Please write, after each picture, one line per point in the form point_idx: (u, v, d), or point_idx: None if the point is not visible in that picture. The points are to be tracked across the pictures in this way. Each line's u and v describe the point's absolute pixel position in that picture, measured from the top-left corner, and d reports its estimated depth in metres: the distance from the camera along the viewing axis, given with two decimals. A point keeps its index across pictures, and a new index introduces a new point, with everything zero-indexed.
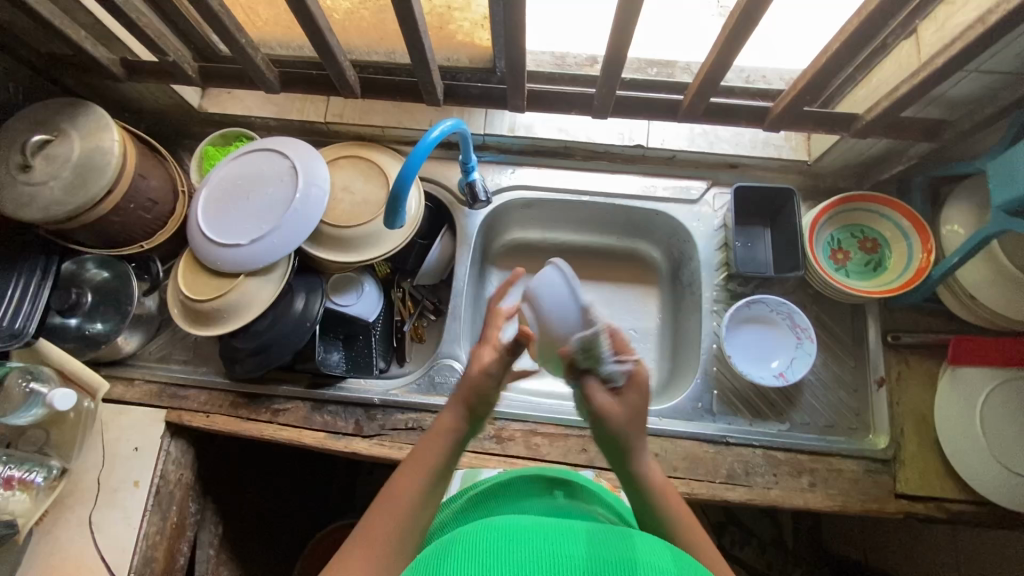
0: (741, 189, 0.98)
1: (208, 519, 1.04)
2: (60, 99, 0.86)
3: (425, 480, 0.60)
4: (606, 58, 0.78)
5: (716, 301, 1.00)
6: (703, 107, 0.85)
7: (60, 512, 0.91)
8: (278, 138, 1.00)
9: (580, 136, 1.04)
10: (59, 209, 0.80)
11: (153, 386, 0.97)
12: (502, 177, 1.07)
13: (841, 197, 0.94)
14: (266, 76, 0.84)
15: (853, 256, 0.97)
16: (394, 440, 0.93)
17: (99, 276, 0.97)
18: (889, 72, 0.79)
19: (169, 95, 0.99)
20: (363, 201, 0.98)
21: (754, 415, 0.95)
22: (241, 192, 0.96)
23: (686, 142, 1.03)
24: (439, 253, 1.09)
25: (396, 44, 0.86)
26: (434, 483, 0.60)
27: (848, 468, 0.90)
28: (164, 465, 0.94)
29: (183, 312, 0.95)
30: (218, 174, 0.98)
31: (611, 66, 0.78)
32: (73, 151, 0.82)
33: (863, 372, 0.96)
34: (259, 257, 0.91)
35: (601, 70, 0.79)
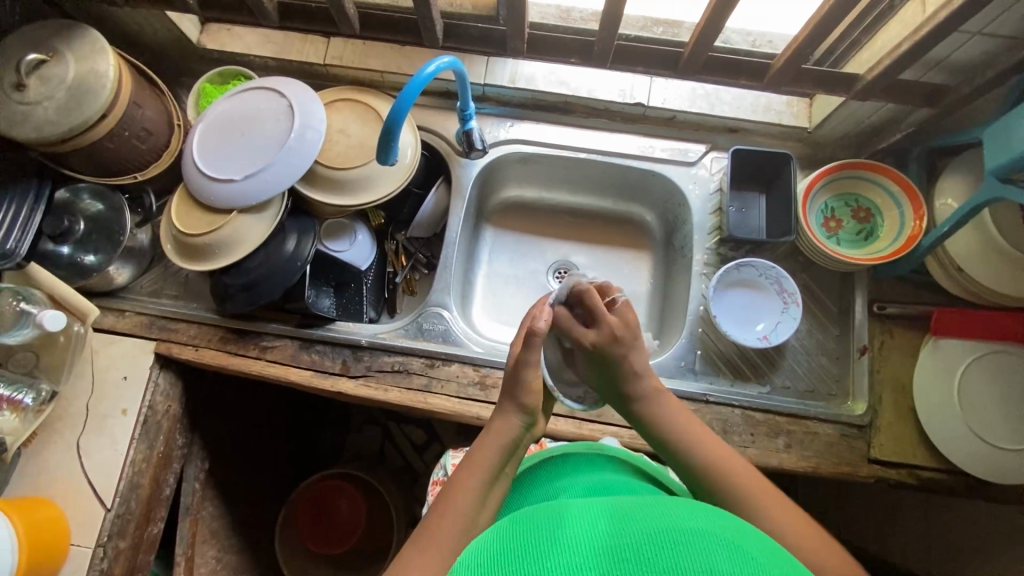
0: (738, 152, 0.98)
1: (195, 455, 1.06)
2: (55, 21, 0.85)
3: (483, 479, 0.65)
4: (607, 6, 0.76)
5: (707, 264, 1.01)
6: (704, 58, 0.84)
7: (49, 435, 0.92)
8: (277, 77, 0.99)
9: (580, 90, 1.03)
10: (52, 129, 0.80)
11: (143, 319, 0.98)
12: (500, 130, 1.07)
13: (837, 164, 0.94)
14: (264, 6, 0.81)
15: (846, 225, 0.97)
16: (379, 382, 0.94)
17: (93, 207, 0.97)
18: (895, 32, 0.78)
19: (167, 26, 0.98)
20: (359, 144, 0.98)
21: (735, 376, 0.96)
22: (237, 129, 0.96)
23: (687, 103, 1.02)
24: (433, 205, 1.09)
25: None
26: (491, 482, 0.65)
27: (824, 432, 0.92)
28: (153, 396, 0.95)
29: (175, 247, 0.95)
30: (216, 110, 0.98)
31: (612, 14, 0.77)
32: (68, 73, 0.81)
33: (846, 340, 0.97)
34: (252, 194, 0.91)
35: (602, 18, 0.78)
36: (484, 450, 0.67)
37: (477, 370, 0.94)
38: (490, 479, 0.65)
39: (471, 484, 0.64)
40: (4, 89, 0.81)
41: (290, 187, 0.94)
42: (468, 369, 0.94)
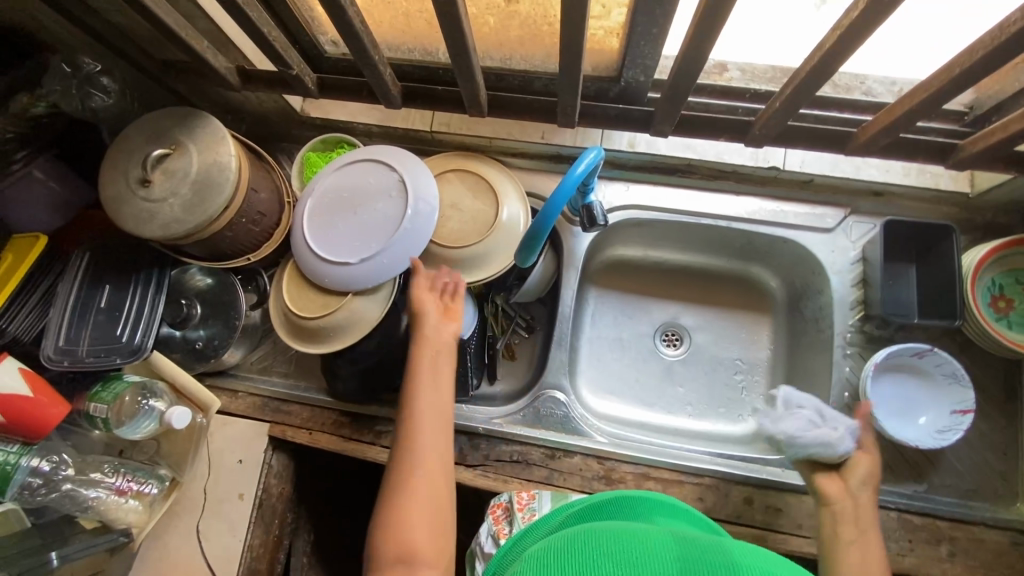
0: (891, 223, 0.88)
1: (302, 528, 1.05)
2: (174, 108, 0.82)
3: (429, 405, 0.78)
4: (795, 83, 0.71)
5: (850, 343, 0.92)
6: (887, 140, 0.77)
7: (169, 519, 0.92)
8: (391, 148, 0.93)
9: (707, 153, 0.95)
10: (179, 226, 0.78)
11: (256, 399, 0.97)
12: (614, 194, 1.00)
13: (1010, 239, 0.83)
14: (390, 91, 0.79)
15: (1017, 305, 0.86)
16: (498, 472, 0.90)
17: (201, 283, 0.95)
18: None
19: (276, 100, 0.95)
20: (472, 220, 0.94)
21: (888, 474, 0.87)
22: (352, 202, 0.90)
23: (828, 166, 0.93)
24: (540, 272, 1.02)
25: (539, 49, 0.84)
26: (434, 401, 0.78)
27: (992, 539, 0.83)
28: (267, 478, 0.94)
29: (286, 325, 0.93)
30: (330, 179, 0.93)
31: (797, 92, 0.71)
32: (191, 166, 0.79)
33: (1014, 434, 0.87)
34: (366, 278, 0.87)
35: (788, 90, 0.71)
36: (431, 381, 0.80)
37: (602, 462, 0.89)
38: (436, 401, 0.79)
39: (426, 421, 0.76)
40: (130, 185, 0.79)
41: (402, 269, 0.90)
42: (591, 461, 0.89)
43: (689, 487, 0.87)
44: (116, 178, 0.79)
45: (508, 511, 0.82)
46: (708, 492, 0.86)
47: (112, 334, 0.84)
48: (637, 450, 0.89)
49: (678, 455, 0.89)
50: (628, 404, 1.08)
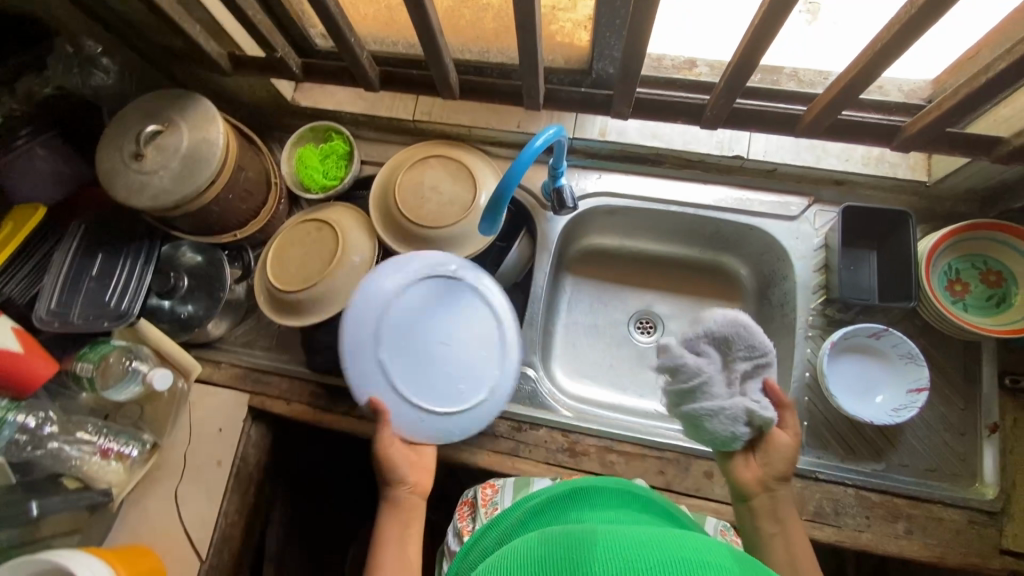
0: (850, 209, 0.91)
1: (280, 502, 1.08)
2: (169, 90, 0.88)
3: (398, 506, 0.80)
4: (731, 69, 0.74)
5: (812, 326, 0.94)
6: (826, 123, 0.79)
7: (150, 484, 0.95)
8: (512, 348, 0.87)
9: (675, 142, 1.00)
10: (168, 197, 0.83)
11: (237, 370, 1.00)
12: (587, 182, 1.04)
13: (965, 224, 0.86)
14: (368, 74, 0.84)
15: (973, 289, 0.88)
16: (467, 444, 0.93)
17: (193, 260, 1.00)
18: None
19: (266, 87, 1.01)
20: (449, 202, 0.97)
21: (848, 452, 0.89)
22: (444, 317, 0.86)
23: (791, 155, 0.96)
24: (517, 255, 1.07)
25: (508, 41, 0.90)
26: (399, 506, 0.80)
27: (949, 518, 0.84)
28: (245, 448, 0.97)
29: (268, 300, 0.97)
30: (476, 291, 0.87)
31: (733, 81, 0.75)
32: (182, 142, 0.84)
33: (972, 416, 0.89)
34: (365, 315, 0.83)
35: (724, 78, 0.75)
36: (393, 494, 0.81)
37: (567, 436, 0.91)
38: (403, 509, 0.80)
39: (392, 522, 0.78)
40: (124, 159, 0.84)
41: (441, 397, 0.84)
42: (557, 434, 0.92)
43: (651, 460, 0.89)
44: (112, 152, 0.85)
45: (472, 507, 0.83)
46: (670, 466, 0.88)
47: (101, 299, 0.89)
48: (602, 425, 0.91)
49: (641, 430, 0.91)
50: (600, 387, 1.10)
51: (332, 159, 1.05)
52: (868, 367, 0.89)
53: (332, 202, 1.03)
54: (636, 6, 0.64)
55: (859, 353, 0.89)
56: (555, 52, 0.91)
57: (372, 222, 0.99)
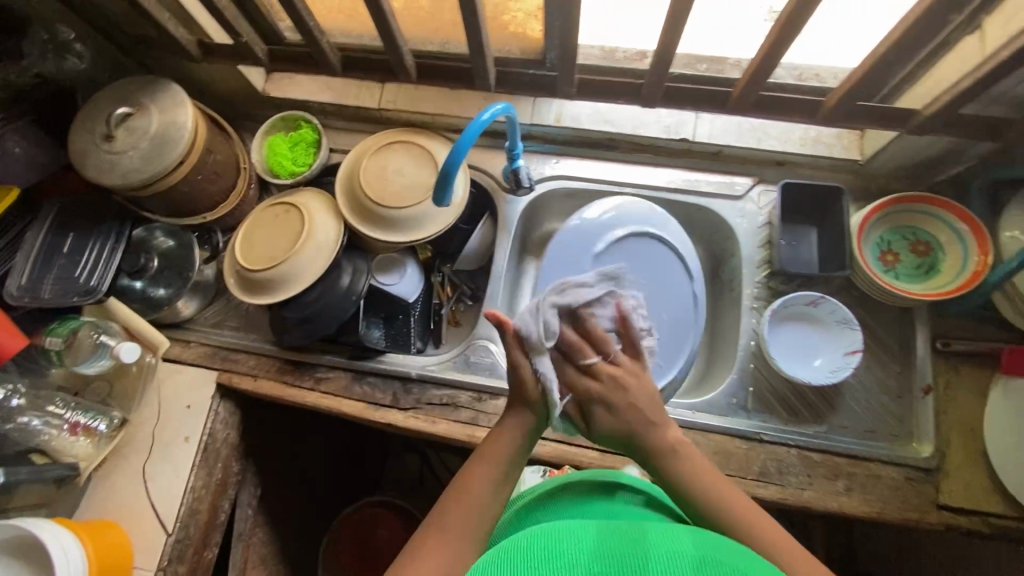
0: (788, 187, 0.97)
1: (249, 481, 1.09)
2: (140, 77, 0.93)
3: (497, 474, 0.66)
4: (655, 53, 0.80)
5: (757, 298, 0.99)
6: (753, 97, 0.84)
7: (118, 460, 0.97)
8: (694, 312, 0.97)
9: (626, 127, 1.05)
10: (136, 175, 0.87)
11: (206, 349, 1.03)
12: (545, 167, 1.09)
13: (894, 197, 0.91)
14: (328, 59, 0.89)
15: (903, 258, 0.94)
16: (428, 414, 0.96)
17: (166, 244, 1.03)
18: (953, 67, 0.77)
19: (236, 77, 1.05)
20: (412, 184, 1.02)
21: (790, 415, 0.93)
22: (652, 286, 0.96)
23: (734, 137, 1.02)
24: (479, 241, 1.11)
25: (450, 35, 0.95)
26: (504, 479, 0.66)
27: (887, 475, 0.88)
28: (213, 424, 0.99)
29: (237, 281, 1.00)
30: (695, 296, 0.97)
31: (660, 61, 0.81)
32: (151, 124, 0.89)
33: (908, 379, 0.93)
34: (583, 239, 0.97)
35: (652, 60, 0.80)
36: (502, 442, 0.68)
37: None
38: (504, 476, 0.66)
39: (485, 472, 0.65)
40: (95, 140, 0.88)
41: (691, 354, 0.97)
42: None
43: None
44: (83, 133, 0.89)
45: None
46: None
47: (71, 275, 0.92)
48: None
49: None
50: None
51: (301, 147, 1.09)
52: (808, 333, 0.94)
53: (301, 186, 1.06)
54: None
55: (799, 320, 0.94)
56: (508, 41, 0.97)
57: (338, 208, 1.02)
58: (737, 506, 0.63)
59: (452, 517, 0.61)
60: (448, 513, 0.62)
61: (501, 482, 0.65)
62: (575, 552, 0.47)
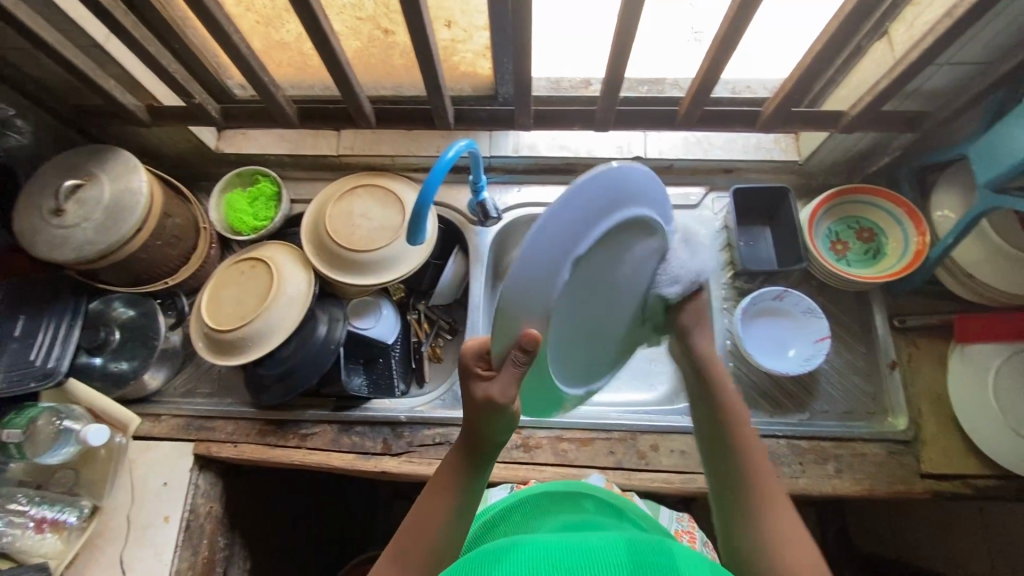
0: (738, 191, 1.03)
1: (237, 555, 1.03)
2: (88, 147, 0.90)
3: (454, 502, 0.59)
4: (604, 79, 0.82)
5: (725, 299, 1.03)
6: (698, 113, 0.89)
7: (91, 553, 0.90)
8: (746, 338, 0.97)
9: (581, 151, 1.10)
10: (91, 248, 0.84)
11: (179, 421, 0.98)
12: (510, 196, 1.11)
13: (834, 191, 0.99)
14: (285, 112, 0.90)
15: (852, 246, 1.01)
16: (422, 456, 0.94)
17: (125, 314, 0.98)
18: (868, 70, 0.85)
19: (189, 138, 1.04)
20: (380, 226, 1.02)
21: (773, 407, 0.97)
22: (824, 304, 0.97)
23: (682, 151, 1.08)
24: (452, 274, 1.13)
25: (403, 77, 0.98)
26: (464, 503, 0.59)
27: (872, 452, 0.92)
28: (194, 499, 0.94)
29: (207, 344, 0.96)
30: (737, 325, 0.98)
31: (609, 86, 0.83)
32: (103, 194, 0.86)
33: (874, 358, 0.99)
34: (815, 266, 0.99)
35: (602, 90, 0.84)
36: (451, 469, 0.60)
37: (519, 432, 0.95)
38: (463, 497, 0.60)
39: (439, 505, 0.59)
40: (44, 216, 0.85)
41: (779, 353, 0.98)
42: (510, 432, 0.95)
43: (600, 443, 0.93)
44: (31, 210, 0.86)
45: None
46: (618, 445, 0.93)
47: (25, 359, 0.87)
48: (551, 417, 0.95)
49: (587, 416, 0.96)
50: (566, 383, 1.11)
51: (261, 202, 1.07)
52: (779, 327, 0.99)
53: (265, 241, 1.04)
54: (515, 25, 0.74)
55: (766, 316, 0.99)
56: (462, 81, 1.01)
57: (306, 256, 1.01)
58: (765, 484, 0.61)
59: (408, 555, 0.57)
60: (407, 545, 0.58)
61: (457, 509, 0.59)
62: (601, 560, 0.46)
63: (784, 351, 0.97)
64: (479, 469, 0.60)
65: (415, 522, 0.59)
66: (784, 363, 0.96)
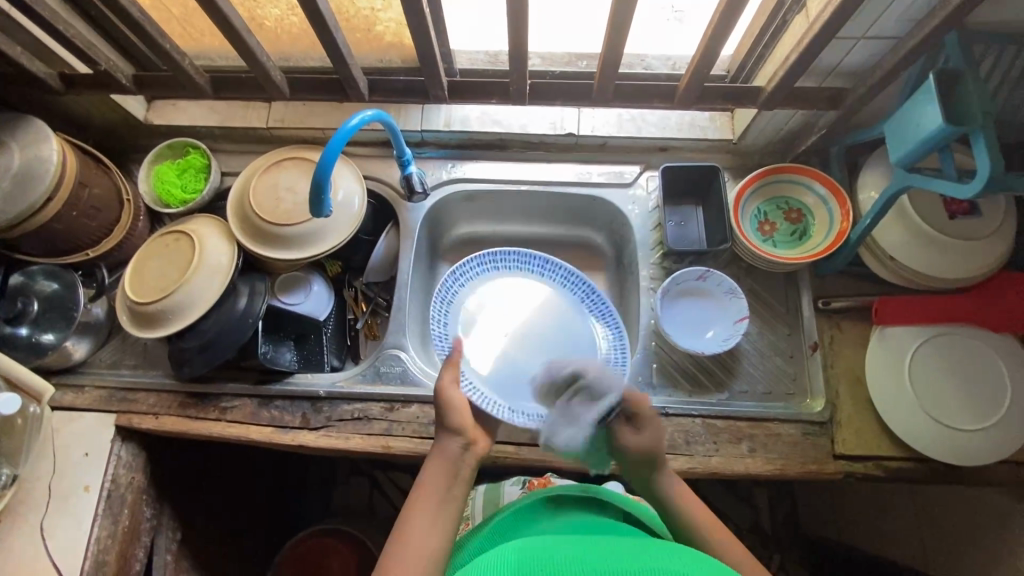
0: (668, 169, 1.01)
1: (166, 526, 1.05)
2: (1, 115, 0.89)
3: (433, 507, 0.67)
4: (511, 50, 0.80)
5: (653, 278, 1.03)
6: (613, 88, 0.87)
7: (11, 519, 0.91)
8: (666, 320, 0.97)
9: (514, 126, 1.08)
10: (2, 216, 0.84)
11: (103, 392, 0.99)
12: (443, 172, 1.10)
13: (761, 170, 0.98)
14: (196, 81, 0.88)
15: (779, 227, 1.00)
16: (340, 431, 0.94)
17: (48, 287, 0.98)
18: (786, 46, 0.83)
19: (113, 108, 1.03)
20: (304, 199, 1.01)
21: (694, 388, 0.97)
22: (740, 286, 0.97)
23: (616, 129, 1.07)
24: (384, 251, 1.12)
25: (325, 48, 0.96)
26: (442, 508, 0.67)
27: (786, 432, 0.92)
28: (115, 469, 0.95)
29: (129, 317, 0.96)
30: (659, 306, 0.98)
31: (518, 59, 0.82)
32: (14, 160, 0.86)
33: (798, 339, 0.98)
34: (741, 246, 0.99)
35: (511, 64, 0.82)
36: (430, 481, 0.69)
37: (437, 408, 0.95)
38: (442, 503, 0.68)
39: (421, 513, 0.66)
40: None
41: (696, 334, 0.98)
42: (428, 408, 0.95)
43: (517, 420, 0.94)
44: None
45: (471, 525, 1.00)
46: None
47: None
48: None
49: None
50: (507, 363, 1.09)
51: (190, 174, 1.07)
52: (700, 307, 0.98)
53: (192, 213, 1.04)
54: None
55: (688, 296, 0.99)
56: (387, 52, 0.99)
57: (231, 229, 1.00)
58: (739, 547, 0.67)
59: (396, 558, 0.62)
60: (394, 554, 0.63)
61: (438, 512, 0.66)
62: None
63: (704, 332, 0.97)
64: (453, 481, 0.70)
65: (404, 534, 0.64)
66: (701, 344, 0.96)
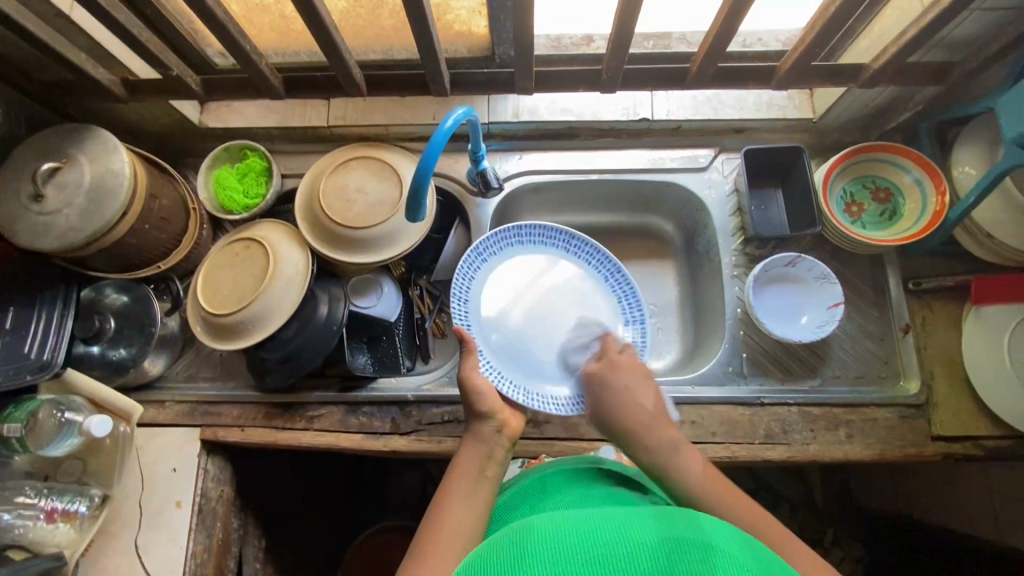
0: (750, 152, 0.98)
1: (251, 534, 1.04)
2: (63, 125, 0.85)
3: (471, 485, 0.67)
4: (613, 37, 0.77)
5: (736, 265, 1.01)
6: (711, 70, 0.84)
7: (105, 539, 0.90)
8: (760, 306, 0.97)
9: (585, 114, 1.04)
10: (76, 235, 0.80)
11: (184, 406, 0.97)
12: (509, 164, 1.07)
13: (850, 150, 0.95)
14: (271, 82, 0.84)
15: (867, 208, 0.98)
16: (432, 434, 0.93)
17: (118, 301, 0.95)
18: (891, 20, 0.80)
19: (169, 112, 0.99)
20: (377, 200, 0.97)
21: (784, 373, 0.96)
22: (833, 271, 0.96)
23: (691, 111, 1.03)
24: (454, 245, 1.10)
25: (394, 40, 0.92)
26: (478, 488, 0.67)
27: (883, 416, 0.92)
28: (204, 483, 0.94)
29: (205, 329, 0.92)
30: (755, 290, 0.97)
31: (618, 46, 0.78)
32: (84, 176, 0.81)
33: (887, 321, 0.97)
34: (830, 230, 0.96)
35: (608, 47, 0.79)
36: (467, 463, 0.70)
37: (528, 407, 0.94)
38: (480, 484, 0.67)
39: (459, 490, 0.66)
40: (22, 201, 0.80)
41: (791, 321, 0.97)
42: None
43: None
44: (8, 196, 0.81)
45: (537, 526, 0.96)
46: None
47: (20, 352, 0.85)
48: None
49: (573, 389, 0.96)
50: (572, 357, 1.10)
51: (250, 178, 1.02)
52: (794, 293, 0.97)
53: (258, 219, 1.00)
54: None
55: (780, 283, 0.98)
56: (457, 42, 0.94)
57: (304, 233, 0.97)
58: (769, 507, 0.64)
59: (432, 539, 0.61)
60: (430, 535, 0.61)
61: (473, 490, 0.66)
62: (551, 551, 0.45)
63: (799, 319, 0.96)
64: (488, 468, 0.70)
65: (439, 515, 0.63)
66: (800, 333, 0.94)
